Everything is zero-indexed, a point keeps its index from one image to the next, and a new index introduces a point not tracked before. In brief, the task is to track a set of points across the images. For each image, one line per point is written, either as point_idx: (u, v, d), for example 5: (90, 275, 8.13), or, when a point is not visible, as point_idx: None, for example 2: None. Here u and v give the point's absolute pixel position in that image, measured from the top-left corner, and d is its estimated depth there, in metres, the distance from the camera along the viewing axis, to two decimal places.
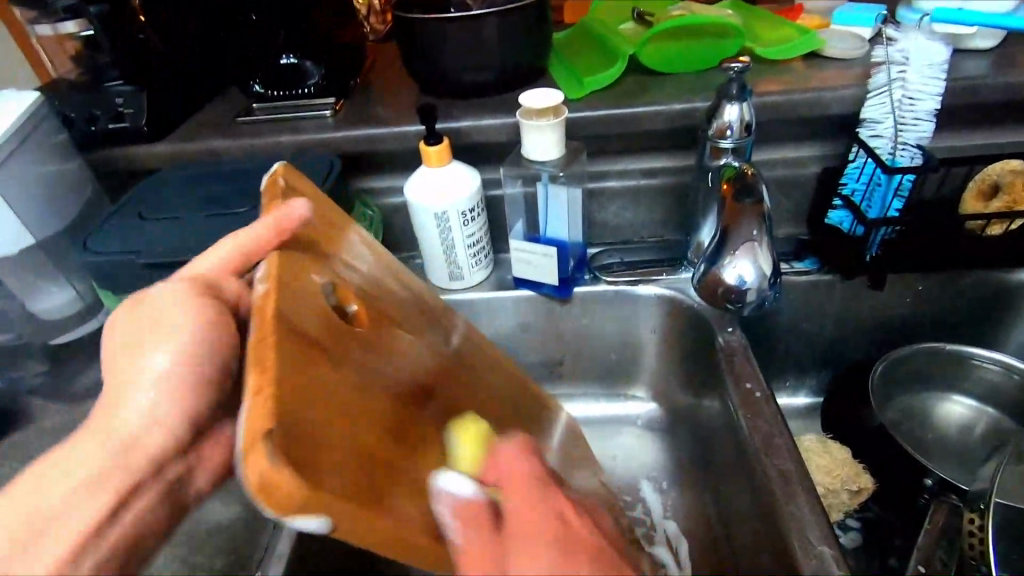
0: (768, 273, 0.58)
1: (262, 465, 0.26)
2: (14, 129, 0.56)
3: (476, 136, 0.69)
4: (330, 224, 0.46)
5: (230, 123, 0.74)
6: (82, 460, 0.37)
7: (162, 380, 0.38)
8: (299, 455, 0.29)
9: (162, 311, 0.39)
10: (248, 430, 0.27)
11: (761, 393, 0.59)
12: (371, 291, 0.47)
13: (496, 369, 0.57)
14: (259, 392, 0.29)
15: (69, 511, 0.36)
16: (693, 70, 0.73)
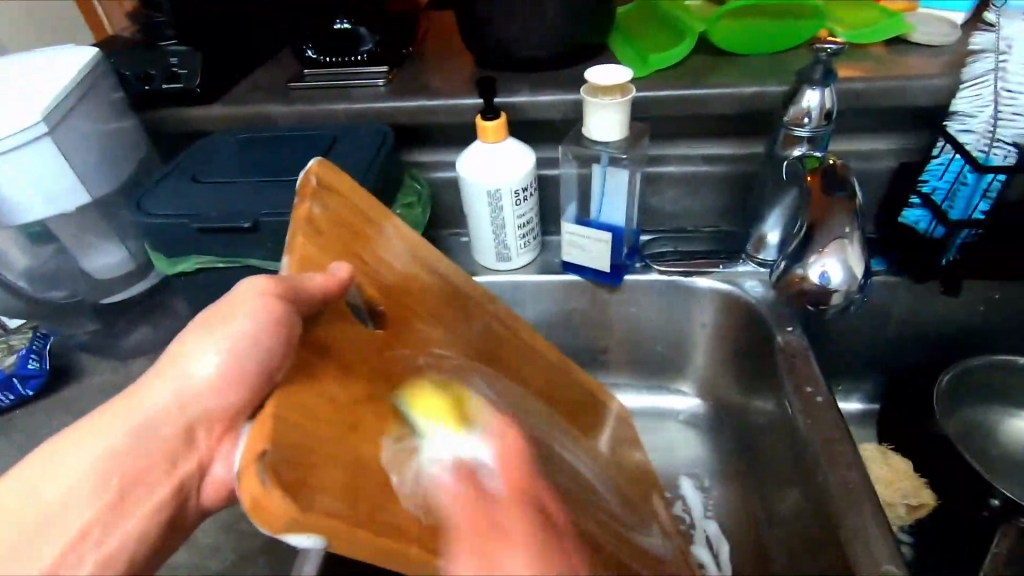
0: (858, 274, 0.54)
1: (251, 485, 0.26)
2: (79, 81, 0.56)
3: (532, 112, 0.66)
4: (366, 223, 0.45)
5: (282, 89, 0.73)
6: (109, 444, 0.33)
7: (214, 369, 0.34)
8: (299, 473, 0.28)
9: (240, 308, 0.35)
10: (248, 450, 0.28)
11: (822, 397, 0.56)
12: (400, 285, 0.46)
13: (531, 361, 0.56)
14: (263, 417, 0.30)
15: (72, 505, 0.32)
16: (765, 51, 0.69)
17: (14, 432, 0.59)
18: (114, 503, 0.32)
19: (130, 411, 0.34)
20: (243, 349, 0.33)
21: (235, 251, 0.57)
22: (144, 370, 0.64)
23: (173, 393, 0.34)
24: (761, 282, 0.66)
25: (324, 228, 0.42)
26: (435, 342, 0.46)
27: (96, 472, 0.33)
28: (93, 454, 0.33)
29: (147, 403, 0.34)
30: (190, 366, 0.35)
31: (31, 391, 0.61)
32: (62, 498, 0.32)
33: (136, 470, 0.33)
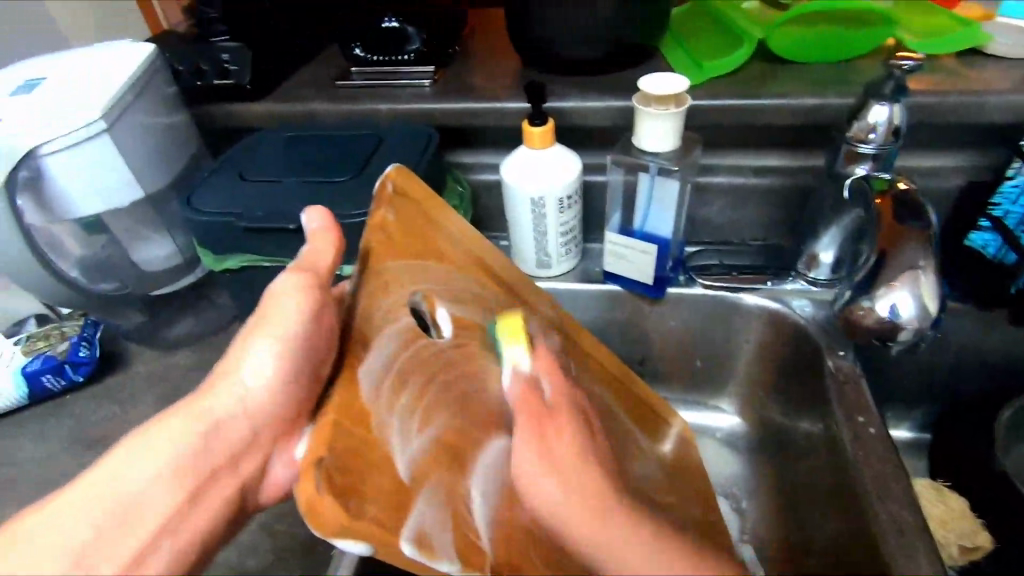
0: (931, 308, 0.50)
1: (309, 490, 0.30)
2: (138, 77, 0.57)
3: (581, 118, 0.65)
4: (428, 223, 0.47)
5: (329, 86, 0.73)
6: (176, 444, 0.41)
7: (265, 376, 0.42)
8: (354, 480, 0.32)
9: (283, 306, 0.41)
10: (309, 453, 0.32)
11: (874, 428, 0.54)
12: (465, 291, 0.47)
13: (587, 365, 0.56)
14: (325, 426, 0.33)
15: (151, 502, 0.39)
16: (826, 60, 0.66)
17: (66, 416, 0.62)
18: (186, 499, 0.40)
19: (193, 416, 0.42)
20: (290, 352, 0.41)
21: (280, 250, 0.58)
22: (188, 360, 0.66)
23: (231, 401, 0.42)
24: (811, 300, 0.63)
25: (394, 231, 0.44)
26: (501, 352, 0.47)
27: (166, 470, 0.40)
28: (162, 454, 0.40)
29: (207, 409, 0.42)
30: (240, 379, 0.42)
31: (82, 376, 0.63)
32: (140, 493, 0.39)
33: (201, 471, 0.41)
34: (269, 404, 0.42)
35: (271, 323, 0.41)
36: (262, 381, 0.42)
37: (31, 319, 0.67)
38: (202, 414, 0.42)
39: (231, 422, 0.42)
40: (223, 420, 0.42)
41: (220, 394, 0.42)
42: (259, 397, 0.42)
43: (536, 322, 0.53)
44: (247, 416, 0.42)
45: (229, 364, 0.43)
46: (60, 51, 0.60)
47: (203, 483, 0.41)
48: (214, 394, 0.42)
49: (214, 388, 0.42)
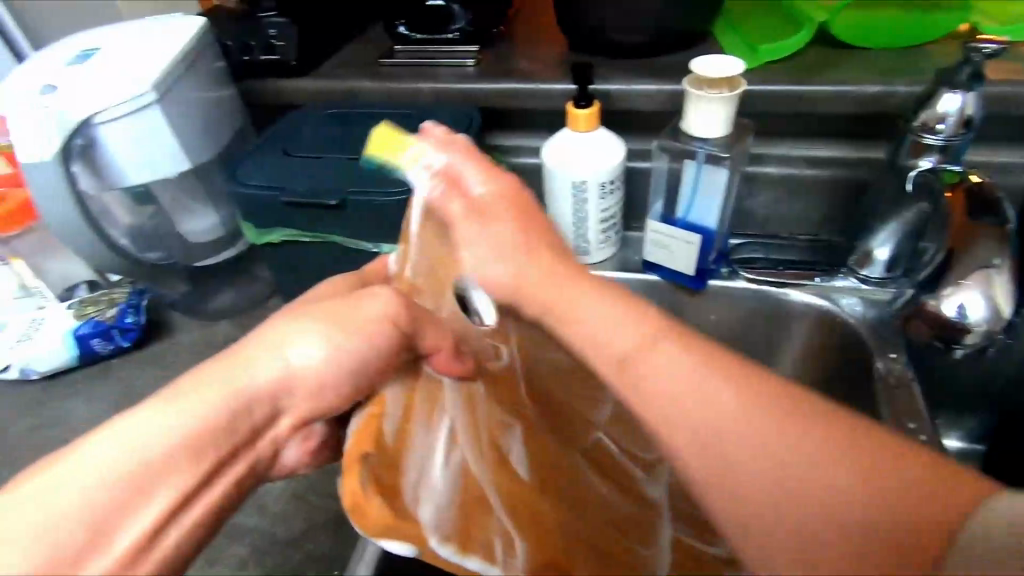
0: (1003, 312, 0.48)
1: (353, 486, 0.34)
2: (186, 49, 0.58)
3: (626, 102, 0.63)
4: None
5: (373, 64, 0.73)
6: (206, 405, 0.33)
7: (320, 361, 0.36)
8: (401, 476, 0.37)
9: (367, 302, 0.38)
10: (349, 452, 0.35)
11: (925, 435, 0.51)
12: None
13: None
14: (370, 420, 0.37)
15: (162, 480, 0.31)
16: (891, 45, 0.62)
17: (114, 379, 0.64)
18: (197, 481, 0.32)
19: (219, 378, 0.34)
20: (353, 359, 0.36)
21: (320, 225, 0.58)
22: (229, 331, 0.67)
23: (270, 373, 0.35)
24: (860, 299, 0.60)
25: (443, 226, 0.42)
26: (541, 360, 0.46)
27: (187, 445, 0.32)
28: (184, 417, 0.32)
29: (247, 382, 0.34)
30: (293, 356, 0.36)
31: (128, 343, 0.65)
32: (159, 464, 0.31)
33: (224, 448, 0.33)
34: (317, 384, 0.36)
35: (347, 315, 0.37)
36: (311, 370, 0.36)
37: (82, 285, 0.68)
38: (237, 381, 0.34)
39: (263, 396, 0.35)
40: (261, 393, 0.35)
41: (259, 367, 0.35)
42: (313, 372, 0.36)
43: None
44: (281, 395, 0.36)
45: (284, 331, 0.36)
46: (114, 25, 0.61)
47: (226, 461, 0.34)
48: (254, 361, 0.35)
49: (250, 359, 0.35)
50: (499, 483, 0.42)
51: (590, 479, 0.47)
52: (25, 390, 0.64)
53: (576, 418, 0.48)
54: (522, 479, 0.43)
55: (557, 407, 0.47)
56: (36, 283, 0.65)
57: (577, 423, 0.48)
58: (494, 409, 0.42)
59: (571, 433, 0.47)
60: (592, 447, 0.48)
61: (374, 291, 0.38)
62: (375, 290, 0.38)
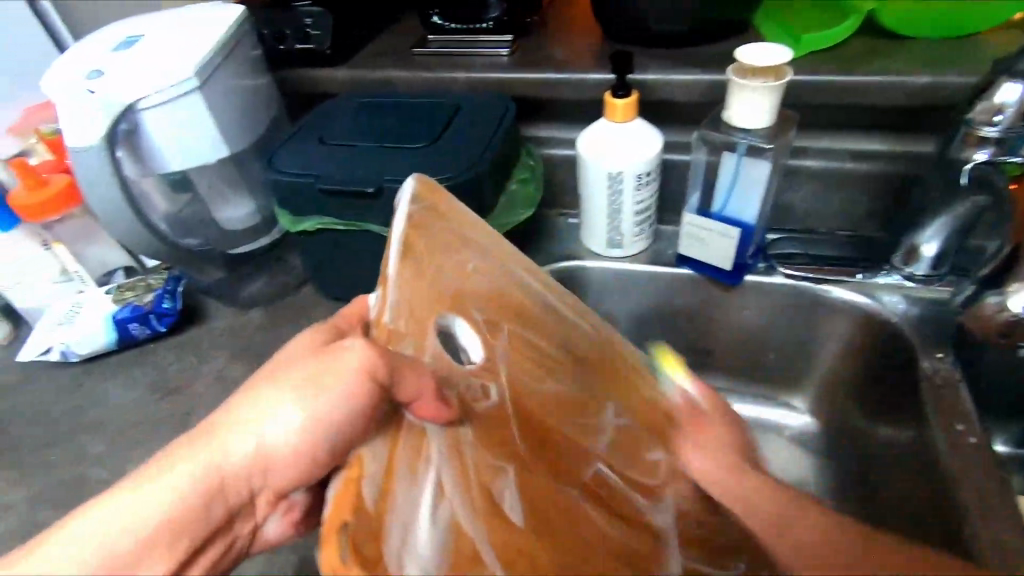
0: None
1: (333, 560, 0.26)
2: (226, 37, 0.58)
3: (665, 92, 0.62)
4: (452, 251, 0.40)
5: (407, 53, 0.72)
6: (184, 488, 0.34)
7: (289, 442, 0.34)
8: (387, 543, 0.28)
9: (339, 360, 0.33)
10: (330, 517, 0.27)
11: (975, 438, 0.50)
12: (507, 297, 0.43)
13: (635, 376, 0.49)
14: (348, 484, 0.29)
15: (144, 562, 0.33)
16: (942, 35, 0.60)
17: (150, 365, 0.65)
18: (175, 561, 0.35)
19: (195, 458, 0.34)
20: (322, 433, 0.33)
21: (356, 213, 0.58)
22: (262, 319, 0.68)
23: (243, 452, 0.35)
24: (903, 296, 0.59)
25: (422, 258, 0.37)
26: (531, 394, 0.42)
27: (168, 523, 0.34)
28: (164, 499, 0.34)
29: (222, 464, 0.35)
30: (264, 432, 0.34)
31: (164, 328, 0.66)
32: (139, 547, 0.33)
33: (200, 529, 0.35)
34: (286, 466, 0.35)
35: (318, 380, 0.33)
36: (285, 442, 0.34)
37: (119, 271, 0.70)
38: (211, 465, 0.35)
39: (236, 476, 0.35)
40: (234, 474, 0.35)
41: (232, 449, 0.34)
42: (283, 454, 0.35)
43: (557, 346, 0.46)
44: (254, 473, 0.35)
45: (255, 405, 0.35)
46: (153, 13, 0.62)
47: (204, 538, 0.36)
48: (227, 441, 0.34)
49: (224, 441, 0.34)
50: (494, 534, 0.33)
51: (591, 518, 0.41)
52: (65, 372, 0.65)
53: (569, 450, 0.42)
54: (515, 524, 0.35)
55: (547, 441, 0.41)
56: (76, 268, 0.67)
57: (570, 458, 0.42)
58: (481, 449, 0.36)
59: (564, 468, 0.41)
60: (589, 481, 0.43)
61: (348, 340, 0.34)
62: (348, 341, 0.34)
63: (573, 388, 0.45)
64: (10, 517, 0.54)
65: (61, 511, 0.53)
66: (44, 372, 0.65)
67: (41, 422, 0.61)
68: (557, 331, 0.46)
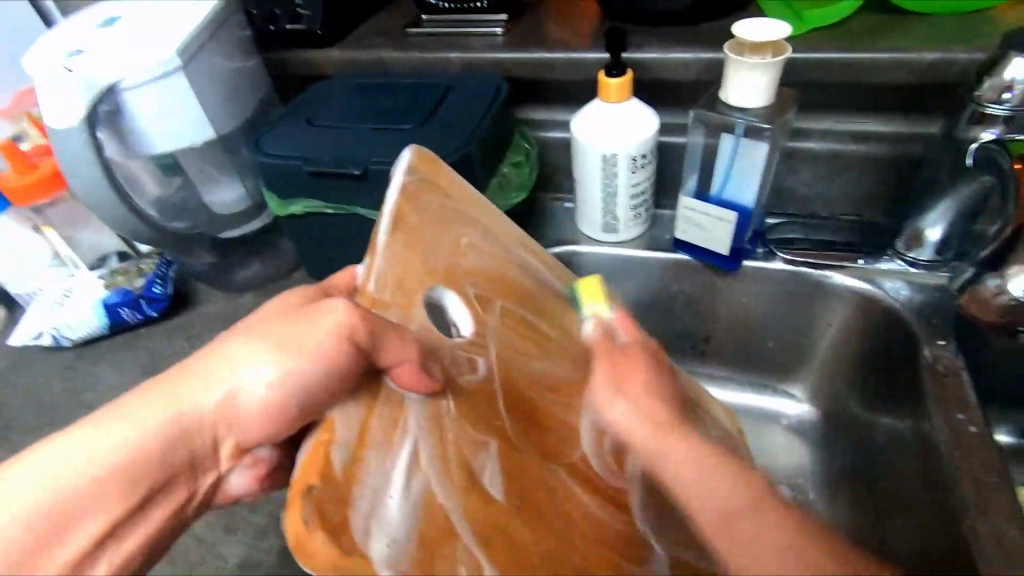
0: None
1: (295, 521, 0.25)
2: (212, 18, 0.57)
3: (663, 71, 0.60)
4: (442, 227, 0.40)
5: (400, 34, 0.71)
6: (144, 431, 0.31)
7: (260, 393, 0.32)
8: (353, 511, 0.28)
9: (315, 318, 0.32)
10: (297, 480, 0.27)
11: (976, 428, 0.48)
12: (500, 275, 0.43)
13: None
14: (316, 450, 0.28)
15: (91, 510, 0.30)
16: (951, 10, 0.58)
17: (141, 349, 0.64)
18: (126, 510, 0.31)
19: (159, 406, 0.32)
20: (297, 387, 0.32)
21: (345, 197, 0.57)
22: (253, 304, 0.67)
23: (213, 401, 0.32)
24: (906, 282, 0.57)
25: (413, 231, 0.38)
26: (520, 370, 0.41)
27: (122, 470, 0.31)
28: (120, 442, 0.31)
29: (185, 411, 0.32)
30: (235, 380, 0.32)
31: (155, 312, 0.66)
32: (87, 491, 0.30)
33: (157, 477, 0.32)
34: (257, 418, 0.33)
35: (290, 333, 0.32)
36: (259, 393, 0.32)
37: (113, 255, 0.70)
38: (176, 410, 0.32)
39: (200, 425, 0.32)
40: (201, 423, 0.32)
41: (202, 395, 0.32)
42: (253, 404, 0.32)
43: (549, 326, 0.46)
44: (223, 424, 0.33)
45: (229, 355, 0.33)
46: None
47: (160, 489, 0.32)
48: (195, 387, 0.32)
49: (192, 387, 0.32)
50: (470, 508, 0.32)
51: (577, 496, 0.40)
52: (58, 355, 0.65)
53: (558, 428, 0.42)
54: (498, 500, 0.34)
55: (538, 418, 0.40)
56: (68, 253, 0.67)
57: (558, 435, 0.41)
58: (465, 425, 0.35)
59: (551, 446, 0.40)
60: (581, 462, 0.42)
61: (333, 299, 0.32)
62: (332, 300, 0.33)
63: (565, 367, 0.45)
64: None
65: None
66: (38, 355, 0.65)
67: (34, 405, 0.61)
68: (550, 312, 0.46)
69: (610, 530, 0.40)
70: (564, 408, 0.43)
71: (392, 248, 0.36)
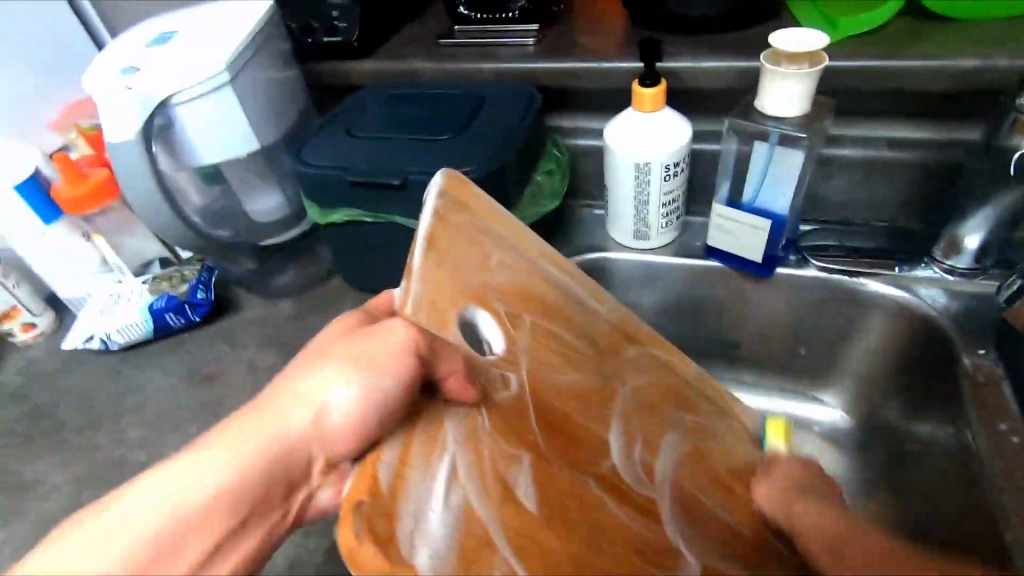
0: None
1: (347, 533, 0.28)
2: (255, 33, 0.59)
3: (695, 79, 0.61)
4: (473, 243, 0.39)
5: (433, 44, 0.72)
6: (246, 454, 0.35)
7: (344, 411, 0.36)
8: (399, 522, 0.30)
9: (387, 338, 0.38)
10: (349, 496, 0.30)
11: (1018, 439, 0.48)
12: (529, 286, 0.43)
13: (647, 365, 0.50)
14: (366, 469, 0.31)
15: (202, 526, 0.33)
16: (988, 15, 0.58)
17: (185, 352, 0.67)
18: (231, 526, 0.34)
19: (257, 430, 0.36)
20: (377, 399, 0.37)
21: (383, 206, 0.59)
22: (291, 309, 0.69)
23: (303, 422, 0.36)
24: (942, 289, 0.57)
25: (443, 251, 0.37)
26: (552, 387, 0.41)
27: (229, 489, 0.34)
28: (227, 463, 0.34)
29: (279, 432, 0.36)
30: (323, 403, 0.37)
31: (199, 317, 0.68)
32: (200, 510, 0.33)
33: (256, 496, 0.35)
34: (343, 436, 0.37)
35: (366, 356, 0.38)
36: (344, 412, 0.36)
37: (155, 262, 0.73)
38: (270, 431, 0.36)
39: (294, 446, 0.36)
40: (293, 442, 0.36)
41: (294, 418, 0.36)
42: (339, 423, 0.37)
43: (578, 339, 0.45)
44: (312, 443, 0.37)
45: (312, 382, 0.37)
46: (188, 10, 0.63)
47: (259, 508, 0.36)
48: (288, 412, 0.37)
49: (284, 413, 0.37)
50: (506, 518, 0.34)
51: (608, 507, 0.40)
52: (107, 359, 0.68)
53: (589, 441, 0.42)
54: (530, 510, 0.35)
55: (569, 429, 0.41)
56: (115, 260, 0.69)
57: (589, 448, 0.41)
58: (498, 439, 0.36)
59: (583, 459, 0.41)
60: (610, 472, 0.42)
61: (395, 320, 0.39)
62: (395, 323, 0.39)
63: (594, 379, 0.44)
64: (58, 497, 0.56)
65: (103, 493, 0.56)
66: (88, 358, 0.68)
67: (85, 406, 0.64)
68: (578, 323, 0.46)
69: (640, 538, 0.41)
70: (593, 420, 0.43)
71: (423, 272, 0.36)
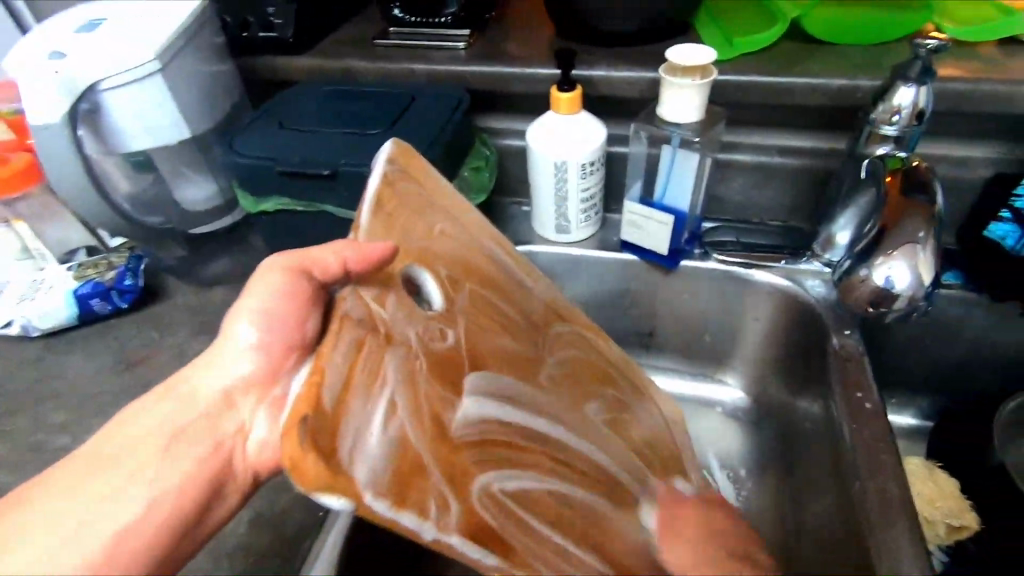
0: (926, 281, 0.55)
1: (292, 445, 0.28)
2: (185, 27, 0.60)
3: (608, 88, 0.66)
4: (420, 212, 0.45)
5: (368, 45, 0.75)
6: (173, 404, 0.42)
7: (249, 347, 0.44)
8: (340, 440, 0.31)
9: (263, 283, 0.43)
10: (294, 408, 0.30)
11: (871, 404, 0.56)
12: (467, 258, 0.48)
13: (571, 340, 0.56)
14: (310, 385, 0.31)
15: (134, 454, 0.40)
16: (858, 41, 0.66)
17: (111, 338, 0.67)
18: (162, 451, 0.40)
19: (181, 387, 0.44)
20: (275, 325, 0.43)
21: (314, 195, 0.61)
22: (223, 297, 0.70)
23: (216, 371, 0.44)
24: (823, 281, 0.65)
25: (391, 216, 0.43)
26: (487, 345, 0.45)
27: (160, 429, 0.41)
28: (157, 413, 0.42)
29: (197, 383, 0.44)
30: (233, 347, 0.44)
31: (126, 303, 0.68)
32: (130, 445, 0.40)
33: (186, 429, 0.42)
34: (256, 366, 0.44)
35: (251, 303, 0.44)
36: (249, 349, 0.44)
37: (81, 250, 0.72)
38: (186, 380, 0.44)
39: (209, 393, 0.43)
40: (214, 390, 0.43)
41: (211, 373, 0.44)
42: (245, 365, 0.44)
43: (515, 312, 0.51)
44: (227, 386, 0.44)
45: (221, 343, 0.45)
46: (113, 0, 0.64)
47: (197, 439, 0.42)
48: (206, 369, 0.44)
49: (203, 369, 0.44)
50: (438, 451, 0.36)
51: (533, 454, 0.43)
52: (28, 346, 0.67)
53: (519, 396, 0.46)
54: (459, 445, 0.37)
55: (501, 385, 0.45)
56: (36, 247, 0.69)
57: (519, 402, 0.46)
58: (434, 383, 0.39)
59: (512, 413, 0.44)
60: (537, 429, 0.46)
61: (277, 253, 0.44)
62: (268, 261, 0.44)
63: (524, 346, 0.50)
64: None
65: (18, 474, 0.55)
66: (7, 345, 0.67)
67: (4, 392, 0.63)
68: (516, 299, 0.52)
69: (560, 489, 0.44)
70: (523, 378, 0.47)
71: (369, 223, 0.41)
